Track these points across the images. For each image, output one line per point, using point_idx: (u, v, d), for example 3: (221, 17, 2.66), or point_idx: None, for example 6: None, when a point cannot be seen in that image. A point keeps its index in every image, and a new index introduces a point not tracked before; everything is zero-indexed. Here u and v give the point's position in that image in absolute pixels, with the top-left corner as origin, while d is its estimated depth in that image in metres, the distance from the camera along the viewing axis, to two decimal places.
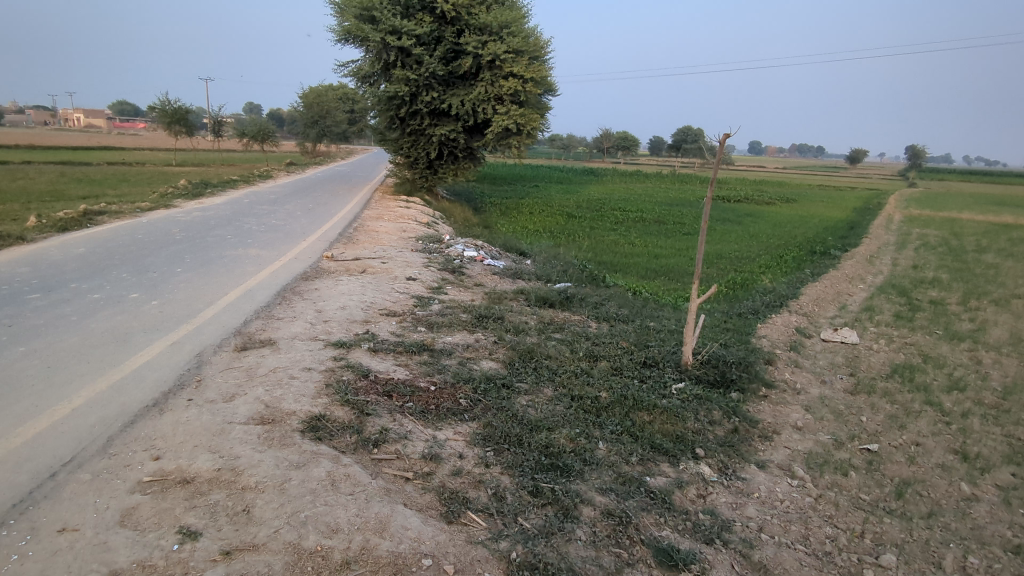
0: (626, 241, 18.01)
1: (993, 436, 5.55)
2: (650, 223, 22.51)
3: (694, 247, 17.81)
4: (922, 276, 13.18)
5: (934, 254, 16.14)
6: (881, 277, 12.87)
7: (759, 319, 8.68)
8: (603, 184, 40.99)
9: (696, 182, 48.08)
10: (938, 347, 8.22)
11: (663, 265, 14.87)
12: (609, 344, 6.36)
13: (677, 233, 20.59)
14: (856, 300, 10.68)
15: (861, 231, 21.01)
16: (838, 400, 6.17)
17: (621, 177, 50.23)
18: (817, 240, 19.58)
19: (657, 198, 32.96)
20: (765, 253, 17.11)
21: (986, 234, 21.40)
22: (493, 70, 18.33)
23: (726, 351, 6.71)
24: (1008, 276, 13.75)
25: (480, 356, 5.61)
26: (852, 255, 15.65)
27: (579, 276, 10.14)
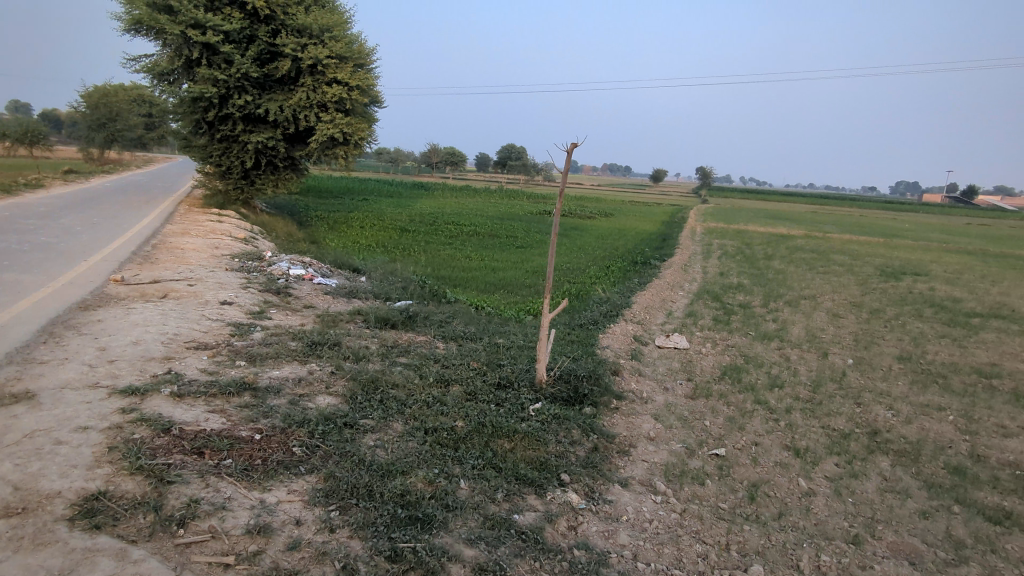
0: (462, 255, 17.80)
1: (814, 428, 6.02)
2: (484, 236, 22.59)
3: (528, 260, 18.12)
4: (729, 281, 14.59)
5: (734, 262, 18.07)
6: (696, 283, 14.01)
7: (600, 329, 8.81)
8: (434, 199, 40.78)
9: (523, 198, 49.86)
10: (754, 346, 8.97)
11: (501, 279, 14.84)
12: (460, 366, 5.91)
13: (510, 246, 20.88)
14: (679, 306, 11.42)
15: (672, 242, 23.00)
16: (682, 406, 6.33)
17: (451, 191, 50.48)
18: (637, 251, 21.02)
19: (488, 212, 33.44)
20: (593, 264, 17.90)
21: (770, 243, 24.62)
22: (315, 75, 17.15)
23: (575, 365, 6.60)
24: (793, 280, 15.76)
25: (315, 392, 4.84)
26: (669, 264, 16.95)
27: (419, 292, 9.61)
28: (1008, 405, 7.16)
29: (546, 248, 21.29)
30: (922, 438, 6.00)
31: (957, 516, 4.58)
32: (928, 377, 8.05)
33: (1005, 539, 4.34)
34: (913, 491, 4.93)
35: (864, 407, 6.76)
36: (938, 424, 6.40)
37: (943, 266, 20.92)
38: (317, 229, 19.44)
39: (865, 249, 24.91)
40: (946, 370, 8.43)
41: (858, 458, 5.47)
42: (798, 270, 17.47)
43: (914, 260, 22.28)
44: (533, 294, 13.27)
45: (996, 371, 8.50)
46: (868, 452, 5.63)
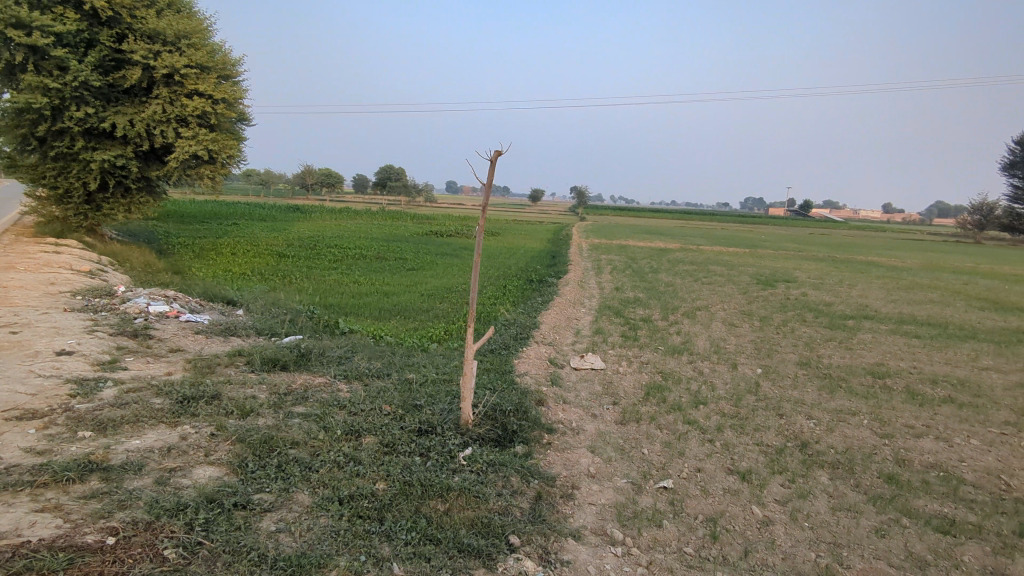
0: (349, 280, 16.62)
1: (749, 446, 5.80)
2: (370, 260, 21.42)
3: (421, 283, 17.28)
4: (626, 296, 14.69)
5: (626, 276, 18.39)
6: (595, 300, 13.93)
7: (513, 354, 8.26)
8: (312, 222, 38.65)
9: (406, 219, 48.73)
10: (667, 362, 8.82)
11: (394, 304, 13.92)
12: (371, 413, 5.07)
13: (399, 269, 19.91)
14: (585, 324, 11.17)
15: (563, 259, 23.16)
16: (616, 435, 5.88)
17: (329, 214, 48.26)
18: (530, 269, 20.89)
19: (371, 234, 32.07)
20: (488, 284, 17.42)
21: (652, 257, 25.56)
22: (171, 86, 15.37)
23: (499, 398, 5.97)
24: (683, 291, 16.22)
25: (191, 464, 3.83)
26: (565, 281, 16.87)
27: (309, 325, 8.54)
28: (908, 403, 7.43)
29: (437, 269, 20.57)
30: (849, 447, 5.96)
31: (910, 531, 4.44)
32: (832, 381, 8.26)
33: (960, 551, 4.23)
34: (861, 507, 4.77)
35: (787, 418, 6.69)
36: (858, 429, 6.44)
37: (806, 272, 22.67)
38: (180, 258, 17.36)
39: (737, 260, 26.55)
40: (844, 372, 8.73)
41: (800, 476, 5.27)
42: (684, 282, 18.09)
43: (780, 268, 24.01)
44: (431, 320, 12.49)
45: (886, 369, 8.92)
46: (807, 467, 5.47)
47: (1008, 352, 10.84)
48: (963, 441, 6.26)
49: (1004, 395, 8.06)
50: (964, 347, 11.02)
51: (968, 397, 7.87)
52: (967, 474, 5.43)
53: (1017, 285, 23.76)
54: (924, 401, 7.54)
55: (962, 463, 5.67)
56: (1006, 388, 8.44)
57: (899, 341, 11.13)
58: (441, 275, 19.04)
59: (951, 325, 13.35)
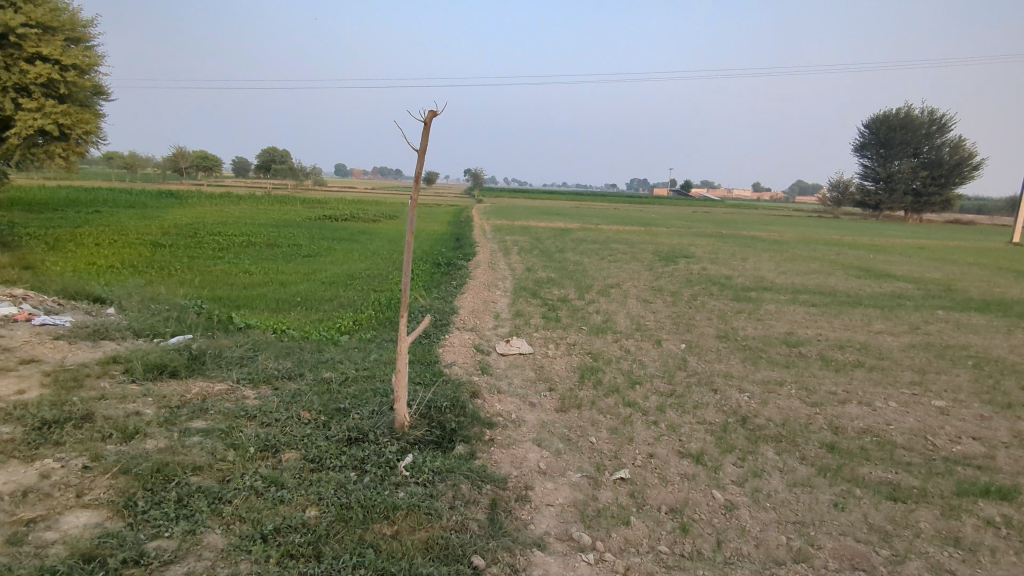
0: (238, 270, 15.14)
1: (694, 425, 5.63)
2: (260, 247, 19.76)
3: (320, 271, 16.12)
4: (538, 277, 14.41)
5: (535, 257, 18.18)
6: (509, 282, 13.55)
7: (436, 343, 7.68)
8: (190, 208, 35.45)
9: (296, 203, 46.03)
10: (594, 342, 8.60)
11: (293, 294, 12.82)
12: (289, 422, 4.35)
13: (294, 256, 18.49)
14: (504, 308, 10.75)
15: (468, 241, 22.62)
16: (559, 424, 5.50)
17: (209, 199, 44.59)
18: (435, 252, 20.19)
19: (258, 220, 29.82)
20: (394, 270, 16.57)
21: (557, 237, 25.62)
22: (6, 49, 13.09)
23: (431, 394, 5.41)
24: (593, 269, 16.24)
25: (59, 511, 2.99)
26: (475, 263, 16.38)
27: (199, 323, 7.49)
28: (826, 370, 7.62)
29: (336, 255, 19.36)
30: (787, 419, 5.94)
31: (866, 500, 4.39)
32: (752, 353, 8.36)
33: (915, 517, 4.21)
34: (814, 481, 4.67)
35: (721, 393, 6.61)
36: (790, 400, 6.47)
37: (700, 248, 23.56)
38: (30, 251, 15.05)
39: (635, 237, 27.17)
40: (761, 343, 8.89)
41: (749, 453, 5.13)
42: (593, 260, 18.17)
43: (676, 244, 24.81)
44: (337, 310, 11.57)
45: (798, 338, 9.21)
46: (753, 443, 5.35)
47: (894, 315, 11.61)
48: (884, 404, 6.43)
49: (904, 356, 8.51)
50: (857, 312, 11.70)
51: (875, 360, 8.22)
52: (898, 437, 5.55)
53: (881, 253, 26.01)
54: (839, 368, 7.77)
55: (891, 427, 5.79)
56: (903, 349, 8.94)
57: (800, 309, 11.62)
58: (340, 262, 17.89)
59: (839, 292, 14.20)
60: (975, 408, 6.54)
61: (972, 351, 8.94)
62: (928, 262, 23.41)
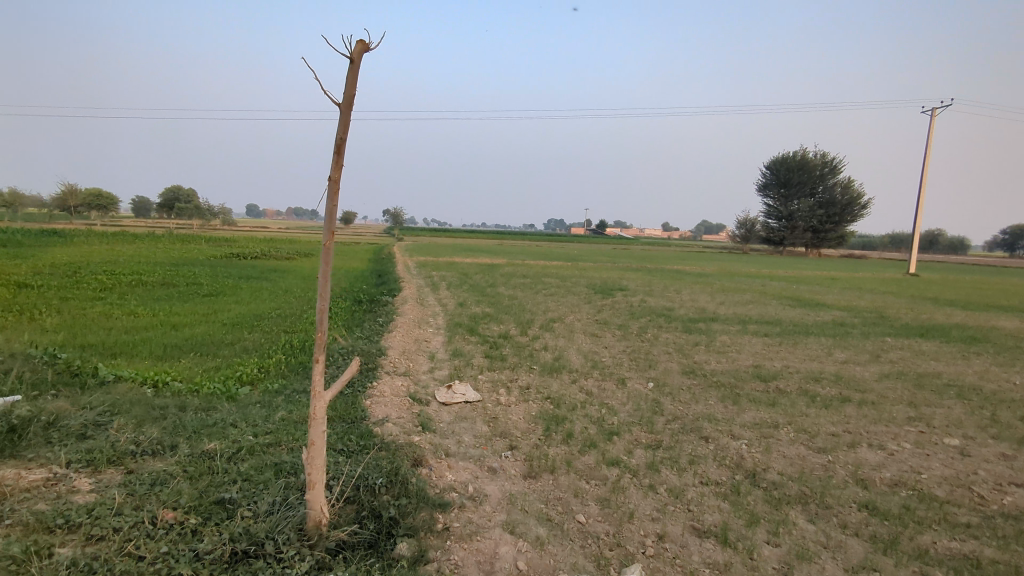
0: (119, 311, 12.95)
1: (701, 488, 4.45)
2: (151, 286, 17.35)
3: (221, 311, 14.11)
4: (471, 312, 13.11)
5: (466, 292, 16.92)
6: (440, 318, 12.15)
7: (362, 394, 6.18)
8: (74, 247, 31.80)
9: (200, 242, 42.75)
10: (550, 383, 7.36)
11: (187, 338, 10.90)
12: (134, 532, 2.79)
13: (191, 295, 16.30)
14: (438, 347, 9.33)
15: (392, 277, 21.10)
16: (534, 500, 4.17)
17: (99, 239, 40.56)
18: (356, 289, 18.53)
19: (153, 259, 26.92)
20: (310, 310, 14.79)
21: (486, 272, 24.56)
22: None
23: (359, 466, 3.96)
24: (530, 303, 15.15)
25: None
26: (401, 299, 14.91)
27: (40, 378, 5.66)
28: (815, 408, 6.69)
29: (243, 294, 17.32)
30: (802, 471, 4.87)
31: None
32: (728, 390, 7.36)
33: None
34: (876, 561, 3.57)
35: (715, 441, 5.50)
36: (794, 446, 5.43)
37: (632, 280, 23.03)
38: None
39: (565, 272, 26.52)
40: (733, 378, 7.94)
41: (780, 525, 3.98)
42: (527, 294, 17.11)
43: (606, 277, 24.25)
44: (238, 356, 9.76)
45: (768, 372, 8.34)
46: (779, 509, 4.20)
47: (848, 343, 11.10)
48: (899, 447, 5.51)
49: (884, 388, 7.78)
50: (811, 342, 11.12)
51: (858, 393, 7.41)
52: (938, 490, 4.58)
53: (801, 284, 26.47)
54: (827, 404, 6.88)
55: (923, 476, 4.82)
56: (878, 379, 8.25)
57: (756, 340, 10.89)
58: (246, 301, 15.88)
59: (784, 322, 13.73)
60: (992, 445, 5.73)
61: (947, 379, 8.35)
62: (847, 291, 23.99)
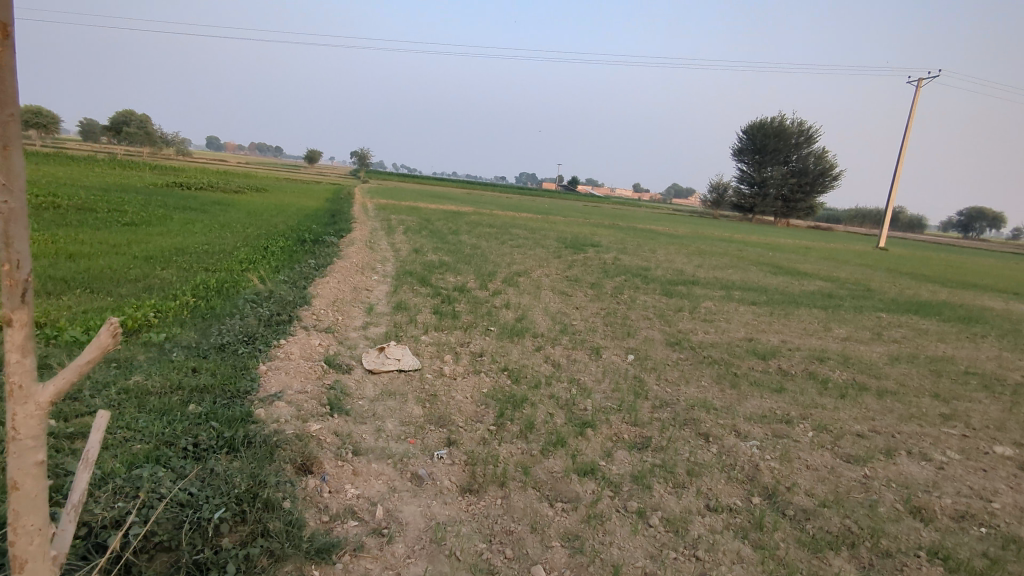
0: (6, 235, 11.01)
1: (712, 519, 3.14)
2: (62, 210, 15.23)
3: (136, 242, 12.24)
4: (425, 259, 11.53)
5: (424, 237, 15.34)
6: (388, 265, 10.57)
7: (259, 358, 4.67)
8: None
9: (143, 169, 39.59)
10: (509, 350, 5.98)
11: (81, 271, 9.16)
12: None
13: (107, 223, 14.31)
14: (379, 299, 7.82)
15: (345, 218, 19.29)
16: (472, 536, 2.80)
17: (30, 158, 37.10)
18: (303, 228, 16.74)
19: (82, 182, 24.33)
20: (243, 248, 13.04)
21: (449, 219, 22.88)
22: None
23: (194, 485, 2.50)
24: (494, 253, 13.68)
25: None
26: (349, 240, 13.25)
27: None
28: (831, 396, 5.47)
29: (172, 225, 15.40)
30: (837, 492, 3.63)
31: None
32: (724, 369, 6.08)
33: None
34: None
35: (717, 440, 4.21)
36: (819, 452, 4.19)
37: (604, 237, 21.71)
38: None
39: (534, 224, 25.02)
40: (726, 354, 6.67)
41: None
42: (492, 243, 15.62)
43: (577, 232, 22.81)
44: (136, 295, 8.11)
45: (765, 348, 7.12)
46: (822, 558, 2.94)
47: (842, 318, 9.99)
48: (948, 458, 4.31)
49: (900, 373, 6.63)
50: (803, 313, 9.98)
51: (874, 379, 6.24)
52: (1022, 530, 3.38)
53: (776, 251, 25.54)
54: (843, 392, 5.67)
55: (995, 505, 3.62)
56: (889, 362, 7.10)
57: (744, 308, 9.67)
58: (171, 233, 13.99)
59: (769, 289, 12.58)
60: None
61: (964, 366, 7.26)
62: (823, 261, 23.13)
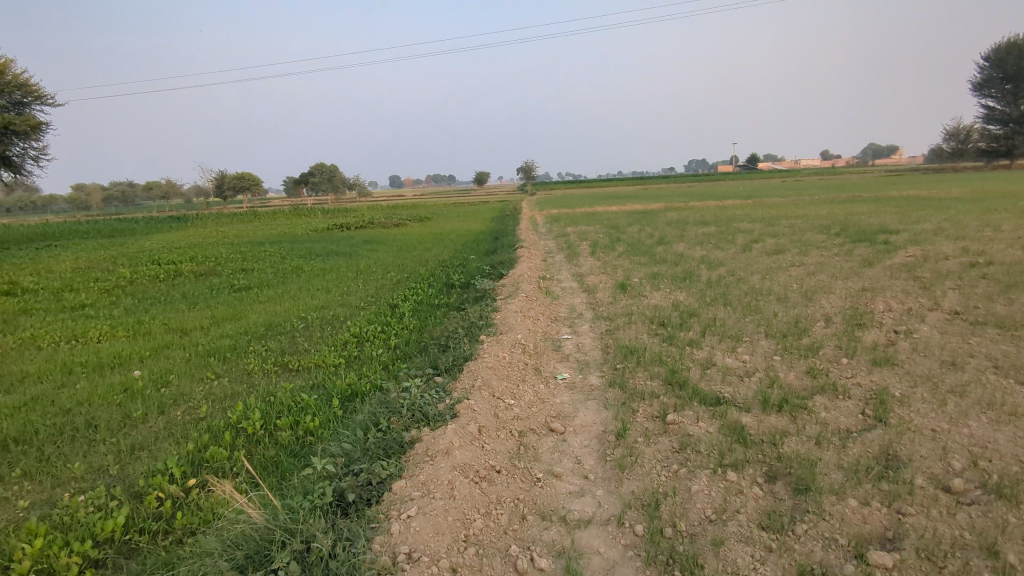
0: (52, 338, 7.99)
1: None
2: (178, 283, 12.52)
3: (224, 323, 8.62)
4: (648, 307, 6.20)
5: (625, 258, 10.06)
6: (583, 336, 5.41)
7: None
8: (177, 233, 29.00)
9: (318, 216, 39.51)
10: None
11: (75, 405, 5.43)
12: None
13: (215, 293, 11.16)
14: (590, 495, 2.72)
15: (511, 241, 14.78)
16: None
17: (221, 220, 38.53)
18: (455, 264, 12.43)
19: (245, 239, 22.96)
20: (364, 311, 8.93)
21: (645, 222, 17.40)
22: None
23: None
24: (751, 272, 7.99)
25: None
26: (513, 278, 8.46)
27: None
28: None
29: (296, 283, 12.02)
30: None
31: None
32: None
33: None
34: None
35: None
36: None
37: (878, 217, 14.71)
38: None
39: (758, 212, 18.51)
40: None
41: None
42: (732, 252, 9.87)
43: (829, 215, 15.78)
44: (97, 478, 4.02)
45: None
46: None
47: None
48: None
49: None
50: None
51: None
52: None
53: None
54: None
55: None
56: None
57: None
58: (284, 299, 10.35)
59: None
60: None
61: None
62: None
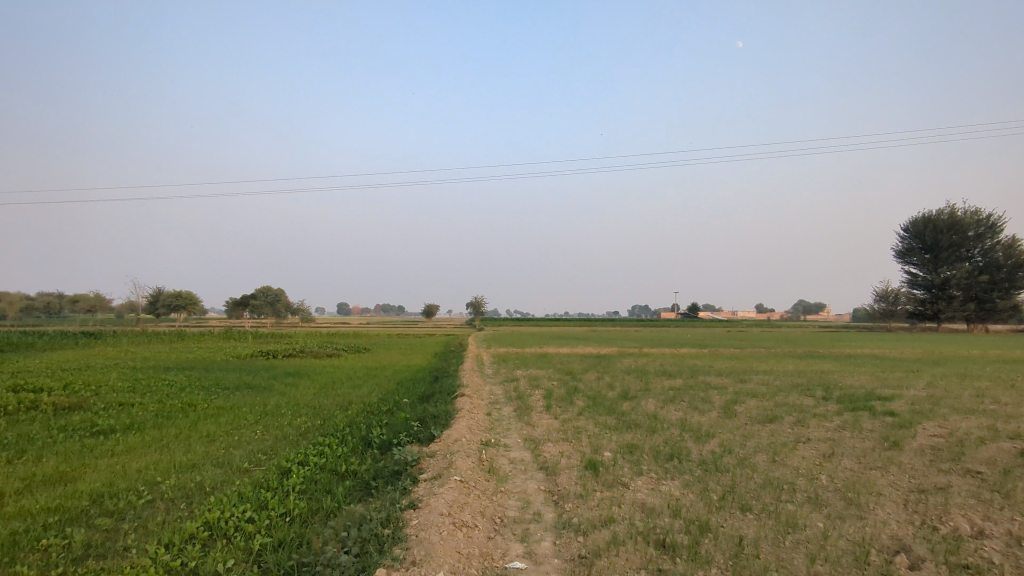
0: None
1: None
2: (25, 418, 9.83)
3: (35, 488, 6.12)
4: (635, 510, 4.27)
5: (587, 417, 8.21)
6: (545, 568, 3.40)
7: None
8: (79, 351, 25.63)
9: (249, 340, 36.61)
10: None
11: None
12: None
13: (61, 438, 8.55)
14: None
15: (452, 384, 12.81)
16: None
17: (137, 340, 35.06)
18: (381, 411, 10.28)
19: (151, 363, 20.11)
20: (242, 475, 6.62)
21: (602, 368, 15.83)
22: None
23: None
24: (751, 450, 6.26)
25: None
26: (447, 443, 6.44)
27: None
28: None
29: (176, 426, 9.54)
30: None
31: None
32: None
33: None
34: None
35: None
36: None
37: (851, 377, 13.60)
38: None
39: (719, 364, 17.32)
40: None
41: None
42: (715, 417, 8.18)
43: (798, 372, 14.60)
44: None
45: None
46: None
47: None
48: None
49: None
50: None
51: None
52: None
53: None
54: None
55: None
56: None
57: None
58: (148, 451, 7.90)
59: None
60: None
61: None
62: None
